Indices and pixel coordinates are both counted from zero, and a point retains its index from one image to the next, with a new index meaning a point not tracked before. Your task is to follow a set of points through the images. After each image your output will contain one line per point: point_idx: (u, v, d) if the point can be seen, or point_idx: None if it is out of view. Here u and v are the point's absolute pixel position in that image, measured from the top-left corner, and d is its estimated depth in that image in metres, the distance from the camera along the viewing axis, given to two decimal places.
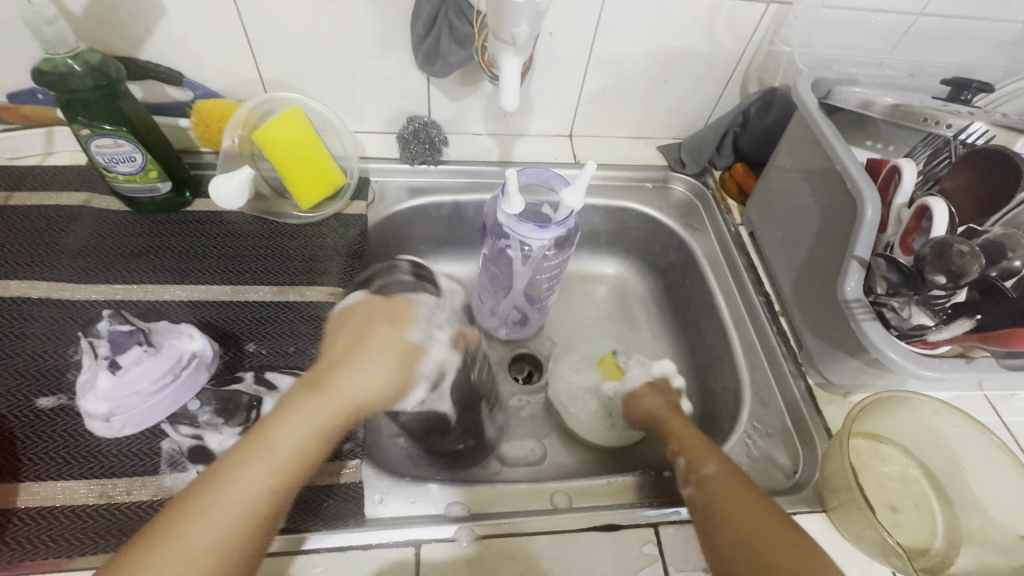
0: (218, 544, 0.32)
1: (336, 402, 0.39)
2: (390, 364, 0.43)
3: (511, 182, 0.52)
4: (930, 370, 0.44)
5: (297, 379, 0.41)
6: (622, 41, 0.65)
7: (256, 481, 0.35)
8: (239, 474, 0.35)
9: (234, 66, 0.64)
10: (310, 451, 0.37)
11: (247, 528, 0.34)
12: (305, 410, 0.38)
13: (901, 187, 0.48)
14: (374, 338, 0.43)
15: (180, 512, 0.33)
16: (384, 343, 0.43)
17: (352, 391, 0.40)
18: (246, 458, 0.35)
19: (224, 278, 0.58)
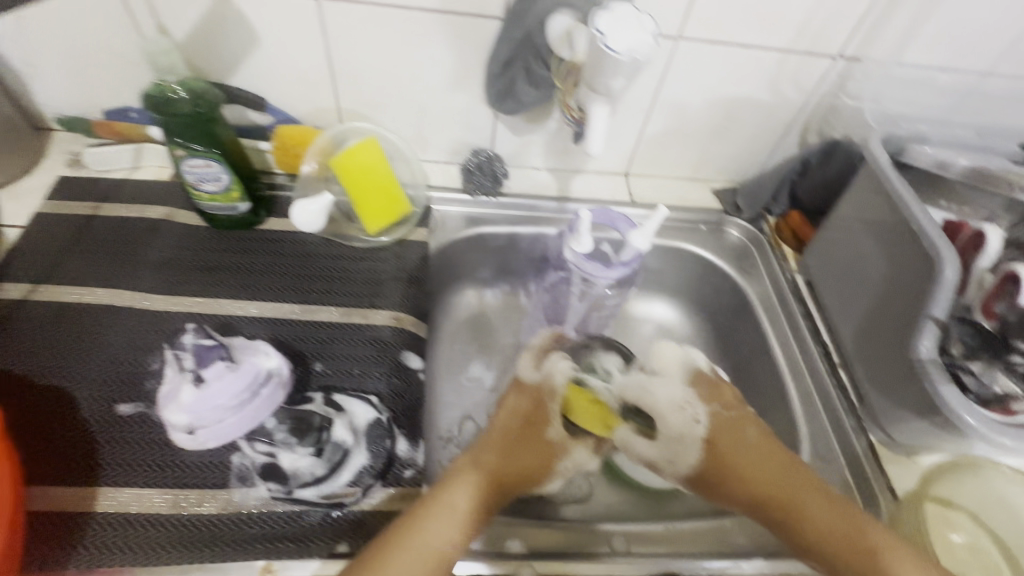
0: None
1: (493, 476, 0.47)
2: (529, 453, 0.50)
3: (583, 221, 0.55)
4: (1013, 439, 0.43)
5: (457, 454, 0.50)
6: (688, 88, 0.67)
7: (441, 533, 0.42)
8: (426, 524, 0.42)
9: (314, 95, 0.67)
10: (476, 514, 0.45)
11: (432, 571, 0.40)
12: (472, 479, 0.46)
13: (985, 251, 0.48)
14: (512, 425, 0.51)
15: (385, 550, 0.40)
16: (525, 437, 0.51)
17: (502, 469, 0.48)
18: (431, 514, 0.43)
19: (294, 297, 0.60)
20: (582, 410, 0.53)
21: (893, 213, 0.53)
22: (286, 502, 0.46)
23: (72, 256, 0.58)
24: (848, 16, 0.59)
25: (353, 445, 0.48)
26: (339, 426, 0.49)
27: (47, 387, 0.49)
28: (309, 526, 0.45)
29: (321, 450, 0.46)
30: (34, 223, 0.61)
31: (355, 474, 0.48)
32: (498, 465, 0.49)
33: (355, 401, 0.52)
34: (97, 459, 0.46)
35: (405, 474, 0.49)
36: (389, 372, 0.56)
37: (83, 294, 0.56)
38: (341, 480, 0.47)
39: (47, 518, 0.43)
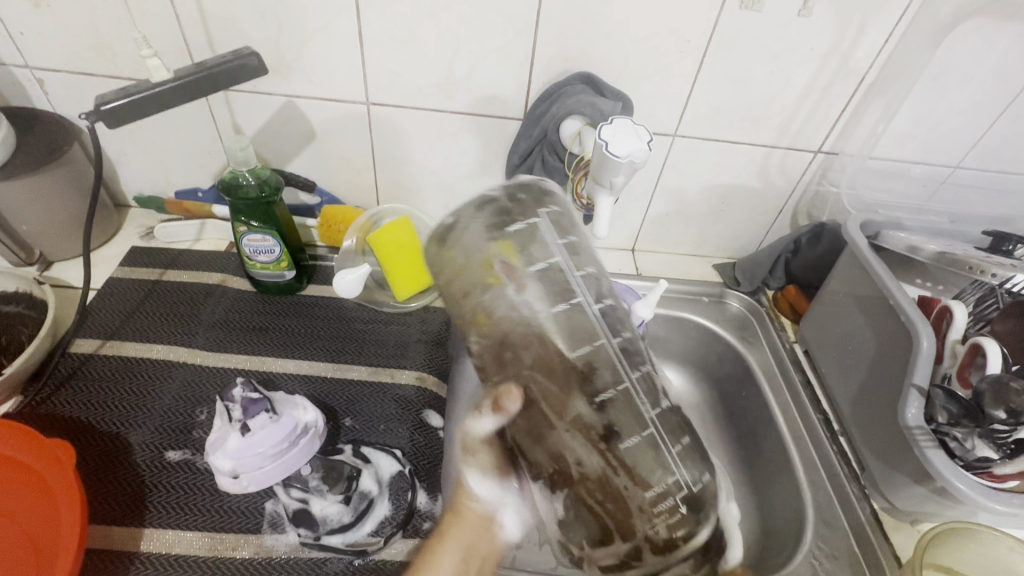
0: None
1: (472, 530, 0.45)
2: (469, 549, 0.45)
3: (657, 290, 0.61)
4: (1002, 504, 0.45)
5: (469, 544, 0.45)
6: (686, 177, 0.75)
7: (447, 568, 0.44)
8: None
9: (358, 178, 0.77)
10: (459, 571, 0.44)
11: None
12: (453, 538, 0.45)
13: (953, 325, 0.53)
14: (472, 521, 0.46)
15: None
16: (471, 525, 0.45)
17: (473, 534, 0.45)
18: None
19: (328, 357, 0.66)
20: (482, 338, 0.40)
21: (874, 288, 0.59)
22: (314, 549, 0.49)
23: (137, 316, 0.66)
24: (823, 119, 0.68)
25: (377, 495, 0.53)
26: (366, 477, 0.54)
27: (108, 433, 0.55)
28: (333, 572, 0.49)
29: (349, 498, 0.52)
30: (107, 287, 0.69)
31: (378, 524, 0.52)
32: (471, 534, 0.45)
33: (380, 453, 0.57)
34: (145, 501, 0.51)
35: (423, 525, 0.52)
36: (411, 429, 0.60)
37: (144, 350, 0.63)
38: (365, 530, 0.51)
39: (98, 557, 0.47)
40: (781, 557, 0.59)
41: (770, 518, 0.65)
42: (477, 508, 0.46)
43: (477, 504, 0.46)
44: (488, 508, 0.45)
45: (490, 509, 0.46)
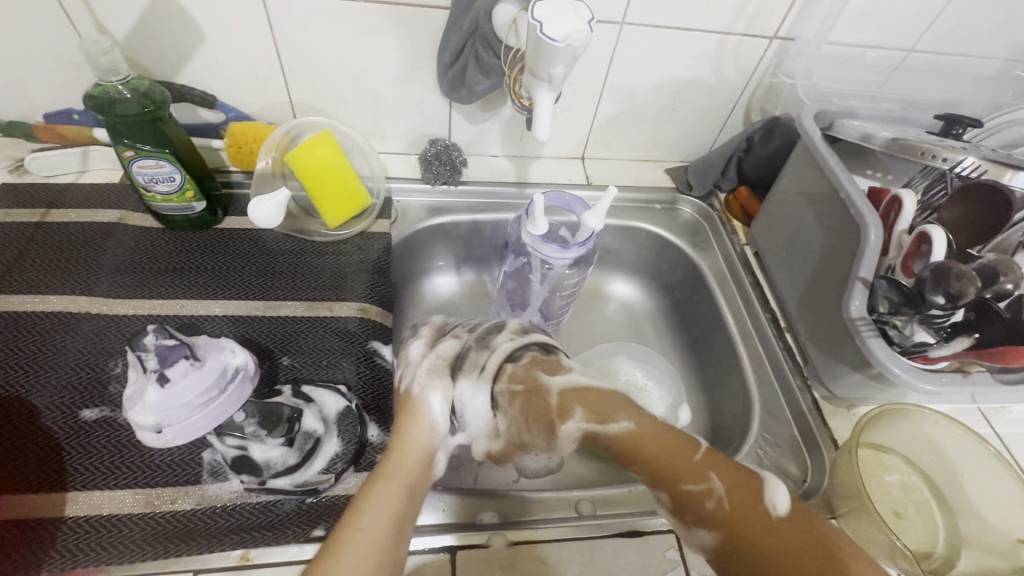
0: (379, 538, 0.39)
1: (407, 469, 0.45)
2: (406, 482, 0.44)
3: (607, 198, 0.57)
4: (931, 383, 0.46)
5: (401, 478, 0.44)
6: (636, 72, 0.69)
7: (389, 495, 0.42)
8: (372, 512, 0.41)
9: (267, 91, 0.67)
10: (399, 502, 0.42)
11: (387, 538, 0.39)
12: (389, 475, 0.44)
13: (901, 215, 0.52)
14: (407, 457, 0.46)
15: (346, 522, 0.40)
16: (404, 463, 0.45)
17: (405, 467, 0.45)
18: (365, 508, 0.41)
19: (257, 295, 0.60)
20: (339, 214, 0.66)
21: (825, 182, 0.57)
22: (261, 492, 0.46)
23: (21, 263, 0.57)
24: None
25: (324, 432, 0.50)
26: (309, 416, 0.50)
27: (6, 397, 0.49)
28: (285, 513, 0.46)
29: (292, 439, 0.48)
30: None
31: (328, 461, 0.49)
32: (400, 468, 0.45)
33: (323, 391, 0.53)
34: (63, 465, 0.46)
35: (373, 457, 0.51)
36: (356, 362, 0.57)
37: (37, 302, 0.55)
38: (314, 468, 0.48)
39: (16, 526, 0.43)
40: (729, 449, 0.61)
41: (719, 413, 0.68)
42: (417, 432, 0.47)
43: (422, 428, 0.48)
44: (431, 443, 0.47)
45: (432, 441, 0.47)
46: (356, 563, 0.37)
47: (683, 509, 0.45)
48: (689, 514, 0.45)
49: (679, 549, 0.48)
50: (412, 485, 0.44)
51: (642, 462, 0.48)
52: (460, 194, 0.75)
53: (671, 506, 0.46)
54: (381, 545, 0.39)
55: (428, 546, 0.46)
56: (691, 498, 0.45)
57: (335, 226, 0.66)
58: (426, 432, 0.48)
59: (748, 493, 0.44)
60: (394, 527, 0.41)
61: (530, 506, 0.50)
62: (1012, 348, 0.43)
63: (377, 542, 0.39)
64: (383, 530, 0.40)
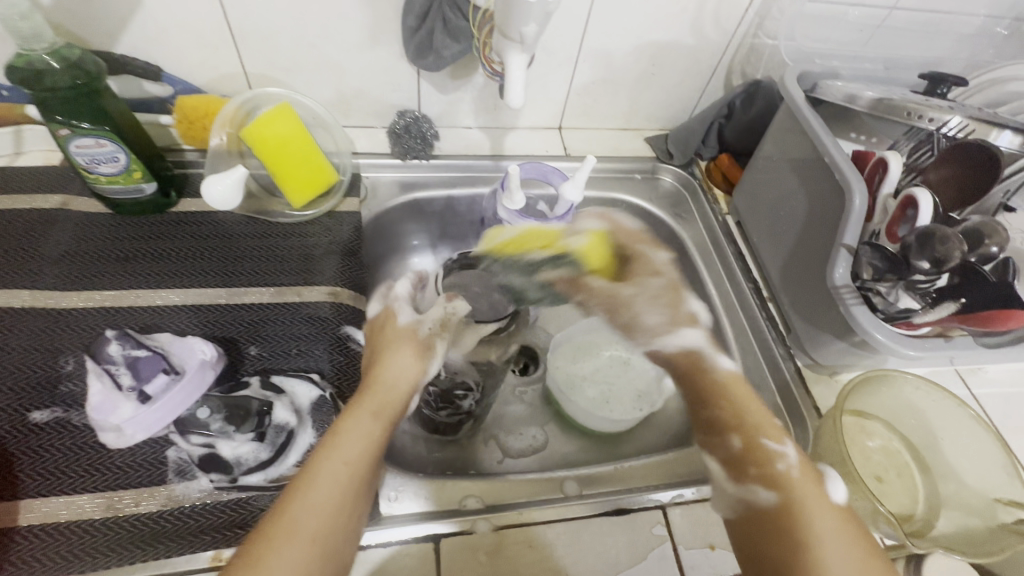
0: (348, 473, 0.37)
1: (388, 400, 0.42)
2: (384, 413, 0.41)
3: (587, 167, 0.55)
4: (915, 350, 0.46)
5: (380, 409, 0.41)
6: (612, 35, 0.66)
7: (364, 428, 0.39)
8: (344, 447, 0.38)
9: (217, 60, 0.61)
10: (377, 436, 0.39)
11: (355, 475, 0.37)
12: (367, 405, 0.41)
13: (888, 178, 0.50)
14: (389, 387, 0.42)
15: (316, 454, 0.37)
16: (384, 394, 0.42)
17: (387, 397, 0.42)
18: (338, 439, 0.38)
19: (219, 281, 0.56)
20: (304, 192, 0.62)
21: (809, 147, 0.55)
22: (233, 490, 0.44)
23: None
24: None
25: (297, 425, 0.47)
26: (280, 409, 0.47)
27: None
28: (259, 510, 0.44)
29: (263, 433, 0.45)
30: None
31: (303, 454, 0.47)
32: (380, 398, 0.42)
33: (294, 380, 0.51)
34: (13, 471, 0.43)
35: None
36: (330, 349, 0.55)
37: None
38: (289, 463, 0.46)
39: None
40: None
41: None
42: (399, 368, 0.44)
43: (403, 363, 0.44)
44: (406, 366, 0.44)
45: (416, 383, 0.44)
46: (325, 491, 0.35)
47: (744, 465, 0.43)
48: (750, 474, 0.43)
49: (666, 525, 0.48)
50: (391, 418, 0.41)
51: (710, 413, 0.47)
52: (432, 168, 0.71)
53: (725, 457, 0.45)
54: (349, 481, 0.37)
55: (411, 536, 0.45)
56: (757, 458, 0.43)
57: (298, 205, 0.62)
58: (414, 368, 0.44)
59: (814, 473, 0.42)
60: (366, 460, 0.38)
61: (515, 488, 0.49)
62: (996, 312, 0.42)
63: (344, 478, 0.36)
64: (354, 463, 0.37)
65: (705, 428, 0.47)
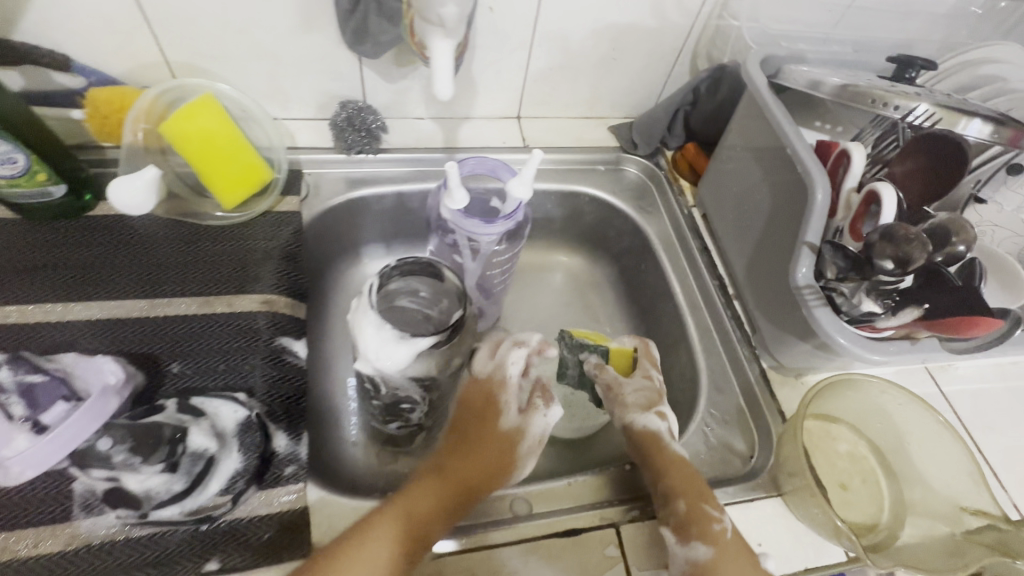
0: (410, 522, 0.41)
1: (467, 467, 0.45)
2: (455, 479, 0.44)
3: (532, 162, 0.50)
4: (879, 354, 0.43)
5: (454, 472, 0.45)
6: (568, 16, 0.61)
7: (435, 489, 0.43)
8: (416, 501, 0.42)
9: (134, 48, 0.56)
10: (446, 499, 0.43)
11: (418, 528, 0.41)
12: (443, 470, 0.45)
13: (850, 171, 0.47)
14: (484, 446, 0.46)
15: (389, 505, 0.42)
16: (474, 454, 0.46)
17: (466, 466, 0.45)
18: (411, 494, 0.43)
19: (139, 292, 0.51)
20: (231, 190, 0.57)
21: (772, 136, 0.52)
22: (142, 527, 0.40)
23: None
24: None
25: (218, 450, 0.43)
26: (197, 433, 0.43)
27: None
28: (174, 546, 0.41)
29: (177, 464, 0.41)
30: None
31: (227, 481, 0.43)
32: (460, 468, 0.45)
33: (218, 401, 0.46)
34: None
35: (285, 471, 0.46)
36: (262, 363, 0.51)
37: None
38: (210, 491, 0.42)
39: None
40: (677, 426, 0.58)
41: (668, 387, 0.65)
42: (512, 424, 0.47)
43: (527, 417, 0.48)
44: (516, 414, 0.48)
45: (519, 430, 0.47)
46: (385, 535, 0.40)
47: (687, 525, 0.43)
48: (692, 536, 0.42)
49: (619, 544, 0.45)
50: (467, 484, 0.44)
51: (670, 480, 0.45)
52: (381, 163, 0.67)
53: (674, 523, 0.44)
54: (407, 532, 0.40)
55: None
56: (697, 520, 0.43)
57: (229, 206, 0.58)
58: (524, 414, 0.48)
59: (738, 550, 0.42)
60: (433, 519, 0.42)
61: None
62: (963, 318, 0.40)
63: (407, 530, 0.40)
64: (422, 519, 0.41)
65: (659, 496, 0.46)
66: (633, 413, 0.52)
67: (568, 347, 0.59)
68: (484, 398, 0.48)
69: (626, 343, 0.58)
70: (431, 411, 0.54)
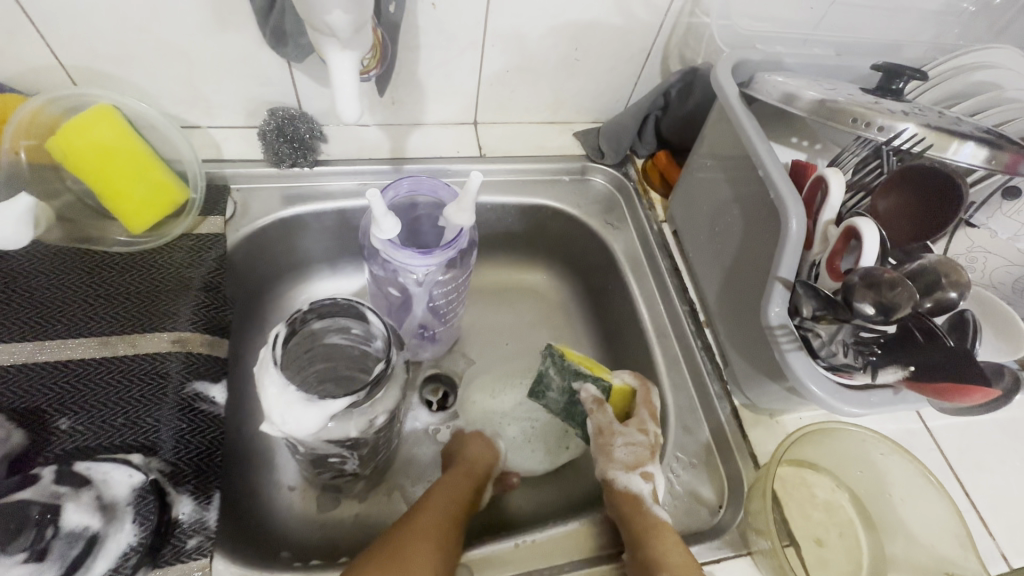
0: (449, 514, 0.45)
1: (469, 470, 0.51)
2: (467, 478, 0.50)
3: (472, 183, 0.44)
4: (857, 406, 0.38)
5: (462, 475, 0.50)
6: (522, 13, 0.55)
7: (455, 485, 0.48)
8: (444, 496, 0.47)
9: (19, 50, 0.49)
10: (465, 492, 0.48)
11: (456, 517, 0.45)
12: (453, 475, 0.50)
13: (827, 204, 0.42)
14: (472, 462, 0.52)
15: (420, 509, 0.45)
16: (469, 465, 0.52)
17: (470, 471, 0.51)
18: (437, 495, 0.47)
19: (26, 332, 0.45)
20: (140, 211, 0.51)
21: (744, 153, 0.47)
22: None
23: None
24: None
25: (102, 526, 0.38)
26: (74, 509, 0.38)
27: None
28: None
29: (48, 548, 0.36)
30: None
31: (115, 560, 0.37)
32: (463, 472, 0.51)
33: (109, 465, 0.40)
34: None
35: (188, 544, 0.40)
36: (171, 414, 0.44)
37: None
38: (94, 573, 0.37)
39: None
40: None
41: None
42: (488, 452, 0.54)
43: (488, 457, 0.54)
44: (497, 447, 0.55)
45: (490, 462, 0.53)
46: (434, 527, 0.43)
47: None
48: None
49: None
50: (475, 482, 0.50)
51: (649, 551, 0.41)
52: (318, 177, 0.60)
53: None
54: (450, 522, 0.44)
55: None
56: None
57: (139, 229, 0.52)
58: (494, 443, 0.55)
59: None
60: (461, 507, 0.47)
61: None
62: (956, 386, 0.34)
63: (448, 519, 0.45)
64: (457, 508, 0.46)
65: (639, 565, 0.41)
66: (616, 471, 0.48)
67: (559, 371, 0.55)
68: (461, 447, 0.54)
69: (627, 381, 0.54)
70: (367, 460, 0.48)
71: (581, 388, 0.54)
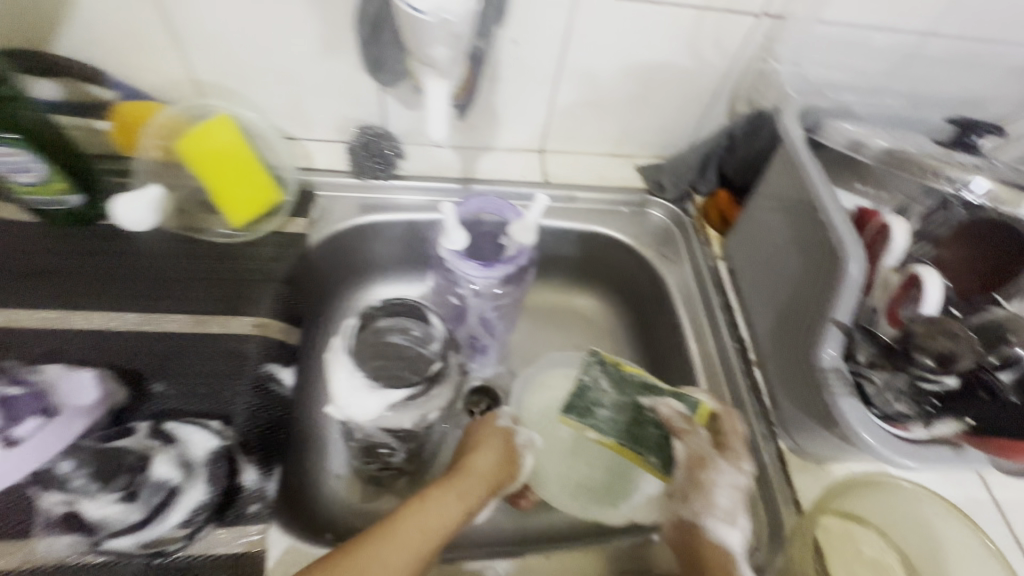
0: (417, 538, 0.41)
1: (467, 488, 0.46)
2: (458, 499, 0.46)
3: (538, 205, 0.48)
4: (912, 460, 0.38)
5: (457, 492, 0.46)
6: (596, 52, 0.59)
7: (442, 505, 0.44)
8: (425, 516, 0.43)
9: (163, 65, 0.57)
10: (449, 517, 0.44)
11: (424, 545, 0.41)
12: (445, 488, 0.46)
13: (890, 249, 0.43)
14: (474, 476, 0.47)
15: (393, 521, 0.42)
16: (469, 482, 0.47)
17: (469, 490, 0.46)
18: (418, 509, 0.43)
19: (136, 306, 0.52)
20: (241, 208, 0.58)
21: (805, 196, 0.47)
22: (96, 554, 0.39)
23: None
24: None
25: (181, 481, 0.42)
26: (162, 462, 0.42)
27: None
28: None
29: (134, 493, 0.40)
30: None
31: (188, 513, 0.41)
32: (460, 488, 0.46)
33: (190, 428, 0.45)
34: None
35: (249, 508, 0.44)
36: (246, 391, 0.49)
37: None
38: (169, 523, 0.40)
39: None
40: None
41: None
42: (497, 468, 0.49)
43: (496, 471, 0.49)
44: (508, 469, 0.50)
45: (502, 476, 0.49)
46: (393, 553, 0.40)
47: None
48: None
49: None
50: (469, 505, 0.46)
51: None
52: (394, 190, 0.66)
53: None
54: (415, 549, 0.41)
55: None
56: None
57: (238, 224, 0.58)
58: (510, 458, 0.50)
59: None
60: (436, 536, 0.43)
61: None
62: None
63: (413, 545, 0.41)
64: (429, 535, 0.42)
65: None
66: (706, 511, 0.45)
67: (616, 384, 0.53)
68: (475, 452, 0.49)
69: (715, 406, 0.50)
70: (412, 456, 0.51)
71: (655, 404, 0.51)
